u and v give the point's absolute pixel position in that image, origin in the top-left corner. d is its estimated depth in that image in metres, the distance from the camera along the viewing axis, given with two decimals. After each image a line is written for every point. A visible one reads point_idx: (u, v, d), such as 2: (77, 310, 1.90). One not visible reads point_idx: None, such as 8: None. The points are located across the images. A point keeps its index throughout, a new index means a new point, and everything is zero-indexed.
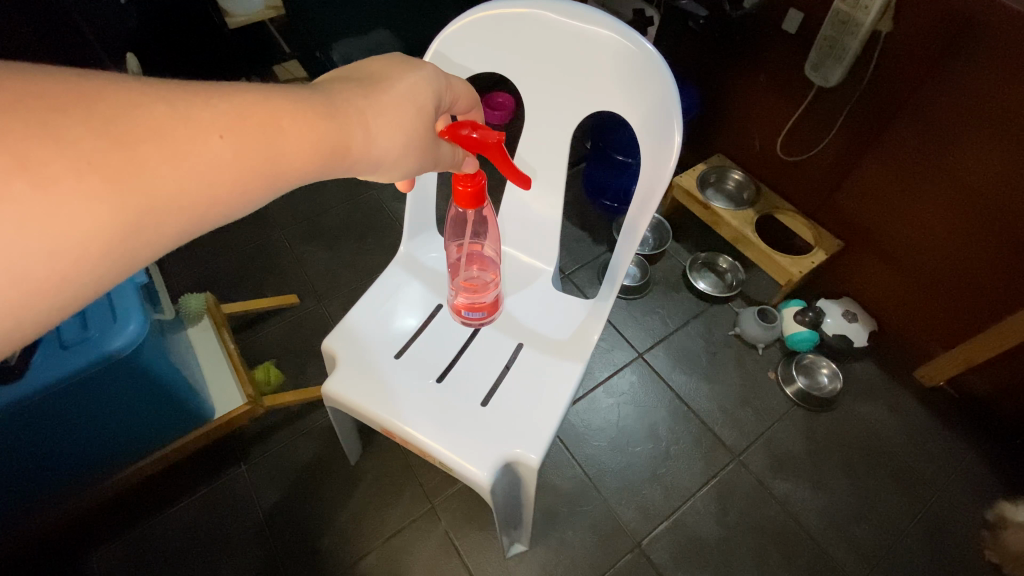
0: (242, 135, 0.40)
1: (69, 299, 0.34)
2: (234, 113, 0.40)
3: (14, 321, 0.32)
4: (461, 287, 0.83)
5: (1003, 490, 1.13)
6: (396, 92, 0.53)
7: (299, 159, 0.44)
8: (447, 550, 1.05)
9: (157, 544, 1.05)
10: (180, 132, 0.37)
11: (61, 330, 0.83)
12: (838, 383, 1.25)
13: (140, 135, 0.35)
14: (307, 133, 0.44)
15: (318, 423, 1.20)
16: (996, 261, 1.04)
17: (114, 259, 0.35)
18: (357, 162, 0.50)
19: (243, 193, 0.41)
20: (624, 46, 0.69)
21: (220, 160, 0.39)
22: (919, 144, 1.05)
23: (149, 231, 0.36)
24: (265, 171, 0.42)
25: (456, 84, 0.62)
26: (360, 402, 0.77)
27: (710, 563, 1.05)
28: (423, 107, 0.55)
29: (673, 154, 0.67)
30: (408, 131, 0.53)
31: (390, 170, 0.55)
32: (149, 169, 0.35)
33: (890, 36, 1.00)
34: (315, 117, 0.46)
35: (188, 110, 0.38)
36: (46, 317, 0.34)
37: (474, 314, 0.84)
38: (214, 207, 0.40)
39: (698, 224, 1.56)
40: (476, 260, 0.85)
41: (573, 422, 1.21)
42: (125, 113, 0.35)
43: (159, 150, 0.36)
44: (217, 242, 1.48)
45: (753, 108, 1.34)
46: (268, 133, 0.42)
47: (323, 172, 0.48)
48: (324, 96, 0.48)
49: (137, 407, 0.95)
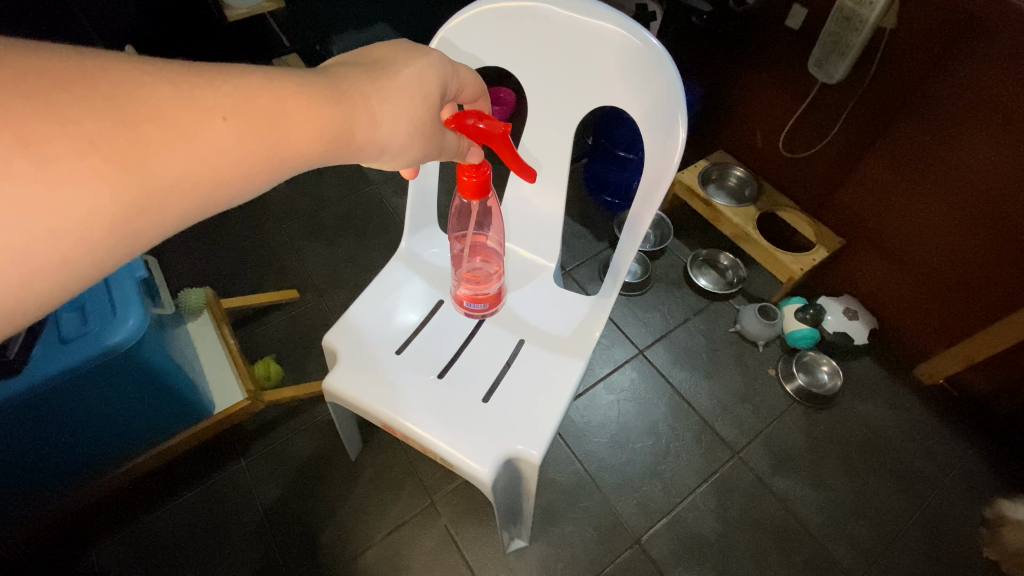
0: (246, 119, 0.40)
1: (72, 280, 0.34)
2: (239, 98, 0.40)
3: (15, 301, 0.32)
4: (462, 278, 0.83)
5: (1002, 488, 1.13)
6: (402, 80, 0.52)
7: (301, 146, 0.44)
8: (448, 545, 1.05)
9: (157, 538, 1.05)
10: (184, 116, 0.36)
11: (60, 323, 0.83)
12: (838, 380, 1.25)
13: (144, 117, 0.34)
14: (311, 119, 0.44)
15: (318, 418, 1.20)
16: (999, 258, 1.03)
17: (118, 240, 0.35)
18: (363, 148, 0.50)
19: (245, 179, 0.41)
20: (628, 40, 0.68)
21: (223, 145, 0.38)
22: (922, 140, 1.05)
23: (150, 214, 0.36)
24: (268, 156, 0.42)
25: (462, 73, 0.61)
26: (362, 397, 0.76)
27: (709, 559, 1.05)
28: (429, 95, 0.54)
29: (678, 149, 0.66)
30: (414, 119, 0.53)
31: (395, 157, 0.54)
32: (152, 151, 0.35)
33: (894, 33, 1.00)
34: (321, 102, 0.45)
35: (192, 93, 0.37)
36: (47, 299, 0.34)
37: (476, 306, 0.84)
38: (218, 191, 0.39)
39: (699, 222, 1.56)
40: (480, 250, 0.85)
41: (573, 418, 1.21)
42: (127, 94, 0.34)
43: (163, 133, 0.35)
44: (215, 235, 1.48)
45: (756, 103, 1.34)
46: (273, 119, 0.41)
47: (328, 159, 0.48)
48: (331, 83, 0.47)
49: (136, 402, 0.95)
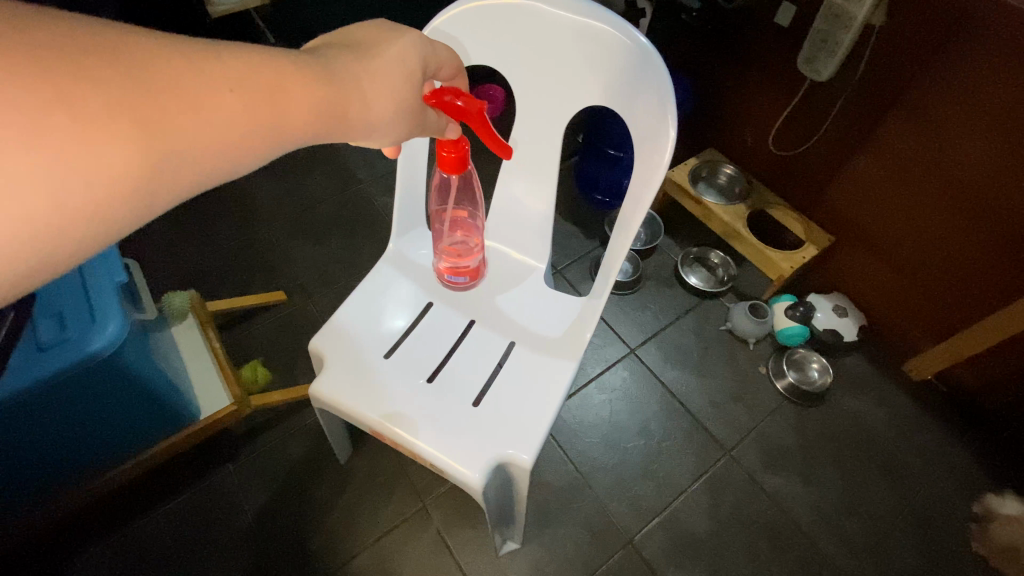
0: (250, 91, 0.39)
1: (100, 234, 0.34)
2: (242, 70, 0.39)
3: (58, 246, 0.32)
4: (444, 252, 0.86)
5: (990, 482, 1.14)
6: (387, 59, 0.51)
7: (301, 121, 0.43)
8: (440, 549, 1.04)
9: (143, 546, 1.03)
10: (196, 83, 0.36)
11: (38, 330, 0.81)
12: (827, 377, 1.25)
13: (162, 82, 0.35)
14: (309, 96, 0.43)
15: (307, 422, 1.18)
16: (991, 253, 1.03)
17: (140, 201, 0.35)
18: (353, 127, 0.49)
19: (251, 149, 0.41)
20: (615, 38, 0.67)
21: (233, 114, 0.38)
22: (912, 137, 1.05)
23: (170, 176, 0.36)
24: (271, 128, 0.41)
25: (440, 51, 0.58)
26: (351, 404, 0.75)
27: (702, 558, 1.05)
28: (413, 72, 0.53)
29: (669, 148, 0.65)
30: (401, 100, 0.52)
31: (382, 136, 0.53)
32: (170, 116, 0.35)
33: (883, 29, 0.99)
34: (314, 82, 0.44)
35: (202, 62, 0.37)
36: (71, 256, 0.33)
37: (457, 279, 0.87)
38: (226, 160, 0.39)
39: (689, 220, 1.55)
40: (461, 225, 0.87)
41: (565, 419, 1.20)
42: (145, 60, 0.34)
43: (179, 99, 0.35)
44: (200, 236, 1.45)
45: (747, 101, 1.33)
46: (274, 94, 0.41)
47: (320, 137, 0.47)
48: (322, 62, 0.46)
49: (118, 408, 0.92)
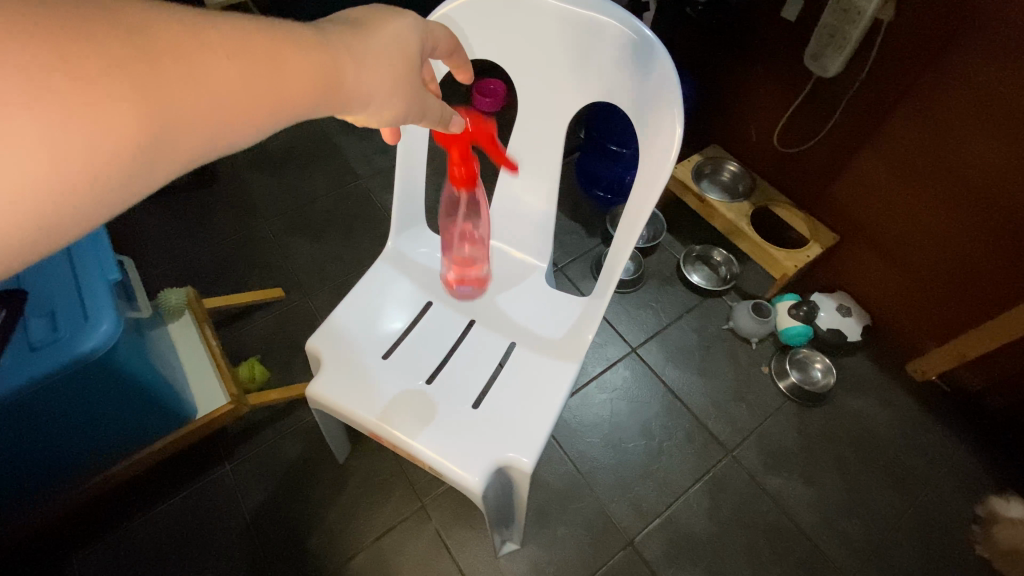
0: (247, 60, 0.38)
1: (100, 199, 0.33)
2: (239, 38, 0.38)
3: (57, 210, 0.31)
4: (452, 263, 0.85)
5: (993, 484, 1.13)
6: (382, 39, 0.49)
7: (298, 97, 0.42)
8: (438, 550, 1.03)
9: (138, 545, 1.02)
10: (194, 51, 0.35)
11: (27, 329, 0.79)
12: (831, 378, 1.23)
13: (160, 49, 0.33)
14: (305, 72, 0.42)
15: (304, 420, 1.17)
16: (998, 251, 1.02)
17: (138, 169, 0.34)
18: (348, 103, 0.47)
19: (249, 120, 0.40)
20: (620, 31, 0.65)
21: (230, 84, 0.37)
22: (918, 133, 1.03)
23: (166, 144, 0.35)
24: (267, 101, 0.40)
25: (435, 30, 0.56)
26: (347, 406, 0.74)
27: (702, 560, 1.04)
28: (409, 52, 0.51)
29: (674, 143, 0.64)
30: (396, 80, 0.50)
31: (378, 116, 0.51)
32: (168, 83, 0.34)
33: (892, 24, 0.97)
34: (308, 58, 0.42)
35: (199, 29, 0.36)
36: (70, 224, 0.33)
37: (464, 289, 0.86)
38: (224, 130, 0.38)
39: (692, 217, 1.54)
40: (470, 238, 0.83)
41: (565, 419, 1.19)
42: (144, 27, 0.33)
43: (176, 65, 0.34)
44: (197, 233, 1.43)
45: (752, 96, 1.31)
46: (270, 65, 0.39)
47: (313, 112, 0.45)
48: (314, 37, 0.44)
49: (110, 407, 0.91)
